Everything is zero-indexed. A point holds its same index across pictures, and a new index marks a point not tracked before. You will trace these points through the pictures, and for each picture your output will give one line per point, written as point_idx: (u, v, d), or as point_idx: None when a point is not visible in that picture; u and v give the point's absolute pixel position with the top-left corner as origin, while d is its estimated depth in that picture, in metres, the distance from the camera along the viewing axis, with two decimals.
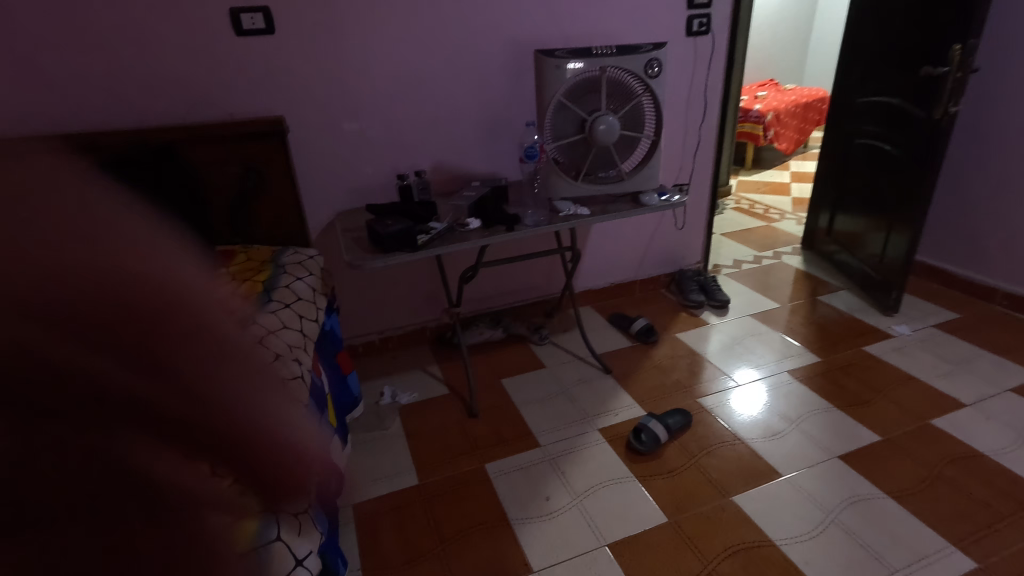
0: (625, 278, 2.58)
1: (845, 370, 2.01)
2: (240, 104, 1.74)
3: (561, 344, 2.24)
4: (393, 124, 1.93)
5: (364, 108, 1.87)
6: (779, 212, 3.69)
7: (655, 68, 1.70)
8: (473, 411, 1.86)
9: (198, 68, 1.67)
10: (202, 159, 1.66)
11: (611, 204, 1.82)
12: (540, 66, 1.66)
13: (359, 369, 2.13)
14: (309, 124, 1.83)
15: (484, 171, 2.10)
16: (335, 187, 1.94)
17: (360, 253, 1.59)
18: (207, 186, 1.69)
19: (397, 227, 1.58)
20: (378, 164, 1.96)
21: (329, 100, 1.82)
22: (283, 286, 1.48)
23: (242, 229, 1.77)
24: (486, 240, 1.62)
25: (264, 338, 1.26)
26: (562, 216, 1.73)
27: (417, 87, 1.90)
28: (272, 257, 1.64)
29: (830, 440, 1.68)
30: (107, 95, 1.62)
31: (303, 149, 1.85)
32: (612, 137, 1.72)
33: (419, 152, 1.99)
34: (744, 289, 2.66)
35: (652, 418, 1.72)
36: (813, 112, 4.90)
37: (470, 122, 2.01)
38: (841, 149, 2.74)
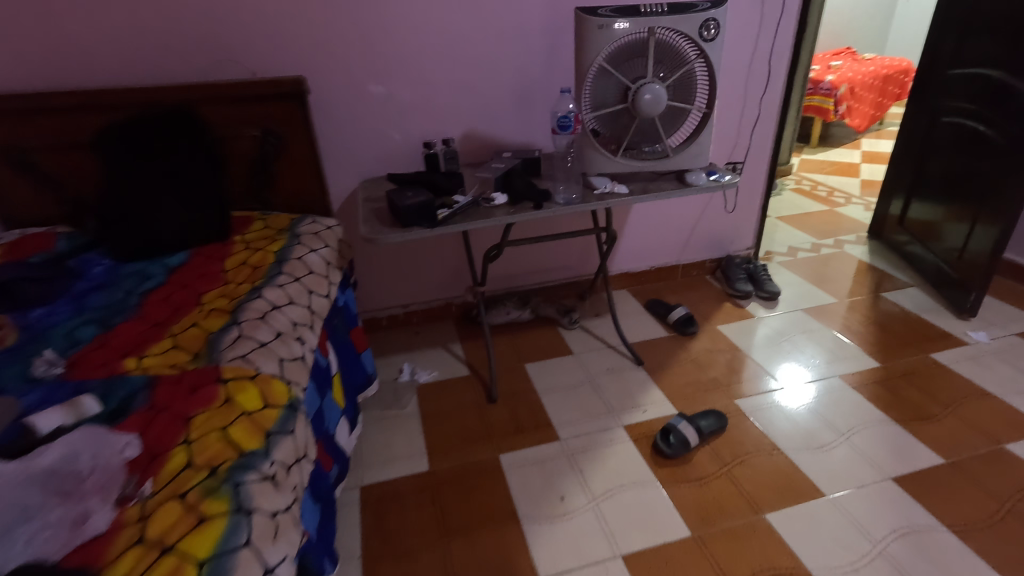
0: (667, 262, 2.41)
1: (907, 379, 1.80)
2: (262, 62, 1.66)
3: (592, 329, 2.11)
4: (422, 88, 1.81)
5: (391, 70, 1.76)
6: (844, 195, 3.38)
7: (712, 29, 1.49)
8: (492, 396, 1.77)
9: (220, 22, 1.59)
10: (220, 121, 1.60)
11: (653, 183, 1.66)
12: (580, 26, 1.49)
13: (381, 343, 2.08)
14: (334, 85, 1.74)
15: (517, 142, 1.96)
16: (359, 154, 1.85)
17: (377, 227, 1.49)
18: (226, 149, 1.63)
19: (416, 200, 1.47)
20: (406, 131, 1.85)
21: (355, 60, 1.72)
22: (294, 259, 1.41)
23: (262, 193, 1.70)
24: (511, 217, 1.50)
25: (268, 314, 1.20)
26: (597, 194, 1.58)
27: (449, 47, 1.77)
28: (289, 226, 1.57)
29: (883, 457, 1.51)
30: (127, 50, 1.56)
31: (327, 112, 1.76)
32: (658, 108, 1.54)
33: (448, 119, 1.87)
34: (798, 279, 2.44)
35: (682, 419, 1.60)
36: (892, 85, 4.49)
37: (504, 88, 1.87)
38: (926, 127, 2.42)
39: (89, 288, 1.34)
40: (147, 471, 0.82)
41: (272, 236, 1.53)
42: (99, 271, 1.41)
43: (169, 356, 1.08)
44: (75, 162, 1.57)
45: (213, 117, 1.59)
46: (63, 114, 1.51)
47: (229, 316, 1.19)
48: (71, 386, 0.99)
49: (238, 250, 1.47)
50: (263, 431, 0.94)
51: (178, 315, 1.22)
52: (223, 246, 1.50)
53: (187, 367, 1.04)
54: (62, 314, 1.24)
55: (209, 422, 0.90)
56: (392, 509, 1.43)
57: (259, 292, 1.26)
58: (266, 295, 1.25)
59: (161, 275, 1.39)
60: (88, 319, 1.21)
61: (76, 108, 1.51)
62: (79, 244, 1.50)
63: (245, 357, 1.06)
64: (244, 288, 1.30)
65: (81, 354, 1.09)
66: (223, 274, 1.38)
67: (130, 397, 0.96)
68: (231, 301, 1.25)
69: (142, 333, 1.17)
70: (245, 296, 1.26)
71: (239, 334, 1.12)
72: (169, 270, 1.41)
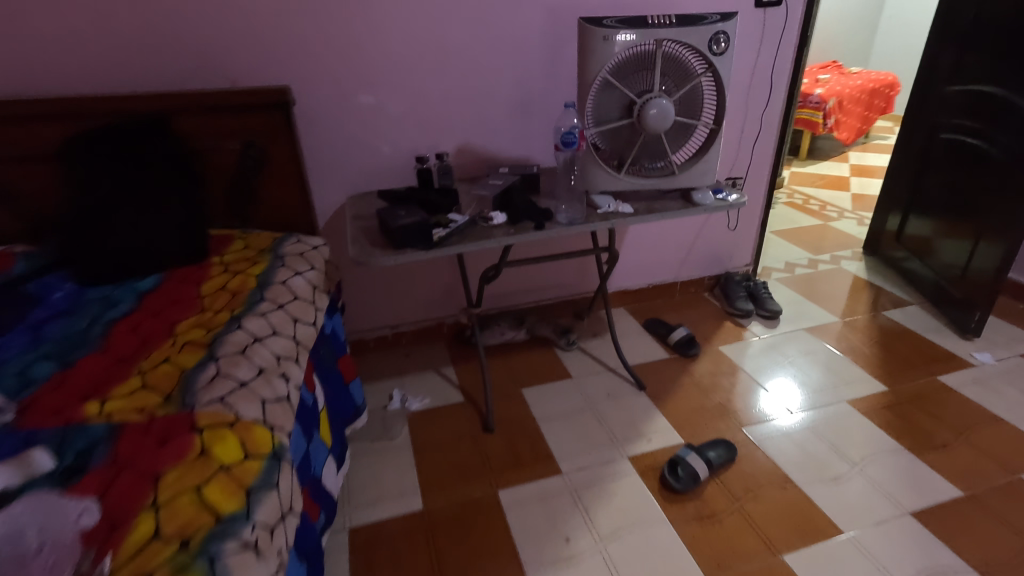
0: (665, 279, 2.34)
1: (917, 405, 1.75)
2: (243, 70, 1.55)
3: (590, 351, 2.03)
4: (415, 100, 1.72)
5: (382, 79, 1.66)
6: (836, 209, 3.37)
7: (721, 43, 1.42)
8: (489, 425, 1.67)
9: (197, 27, 1.48)
10: (197, 133, 1.48)
11: (659, 202, 1.58)
12: (584, 37, 1.41)
13: (368, 366, 1.97)
14: (321, 95, 1.64)
15: (513, 156, 1.88)
16: (348, 168, 1.75)
17: (367, 248, 1.39)
18: (203, 163, 1.51)
19: (410, 219, 1.38)
20: (397, 143, 1.76)
21: (343, 68, 1.62)
22: (277, 283, 1.31)
23: (242, 210, 1.58)
24: (511, 238, 1.41)
25: (249, 348, 1.09)
26: (601, 214, 1.50)
27: (443, 56, 1.68)
28: (272, 246, 1.47)
29: (900, 491, 1.45)
30: (96, 55, 1.45)
31: (313, 123, 1.66)
32: (665, 124, 1.47)
33: (442, 132, 1.78)
34: (797, 297, 2.40)
35: (691, 450, 1.52)
36: (878, 98, 4.52)
37: (501, 99, 1.78)
38: (924, 143, 2.40)
39: (48, 317, 1.22)
40: (106, 545, 0.71)
41: (253, 258, 1.42)
42: (60, 298, 1.28)
43: (136, 399, 0.97)
44: (36, 176, 1.44)
45: (188, 128, 1.47)
46: (22, 124, 1.38)
47: (205, 351, 1.08)
48: (21, 437, 0.87)
49: (215, 273, 1.36)
50: (243, 488, 0.83)
51: (148, 349, 1.11)
52: (199, 268, 1.38)
53: (157, 413, 0.93)
54: (15, 347, 1.12)
55: (181, 481, 0.80)
56: (384, 554, 1.32)
57: (239, 322, 1.16)
58: (247, 327, 1.15)
59: (129, 301, 1.27)
60: (45, 355, 1.09)
61: (38, 118, 1.39)
62: (39, 266, 1.37)
63: (223, 400, 0.95)
64: (222, 317, 1.19)
65: (35, 397, 0.97)
66: (200, 301, 1.27)
67: (89, 451, 0.85)
68: (208, 332, 1.14)
69: (106, 370, 1.05)
70: (223, 326, 1.15)
71: (216, 373, 1.01)
72: (139, 295, 1.29)
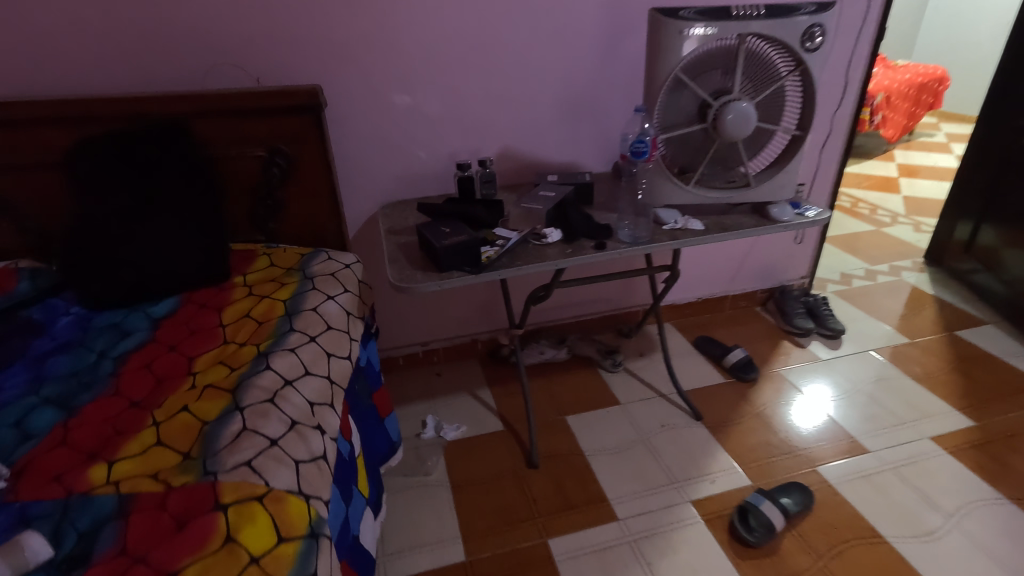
0: (715, 293, 2.16)
1: (1011, 443, 1.57)
2: (267, 67, 1.40)
3: (638, 374, 1.87)
4: (455, 101, 1.55)
5: (419, 77, 1.50)
6: (889, 213, 3.15)
7: (816, 38, 1.24)
8: (533, 460, 1.52)
9: (217, 20, 1.33)
10: (216, 138, 1.32)
11: (730, 217, 1.40)
12: (657, 30, 1.23)
13: (398, 387, 1.82)
14: (354, 96, 1.48)
15: (558, 161, 1.71)
16: (381, 175, 1.59)
17: (408, 270, 1.24)
18: (224, 172, 1.35)
19: (457, 238, 1.22)
20: (434, 148, 1.60)
21: (377, 65, 1.46)
22: (308, 310, 1.16)
23: (267, 223, 1.41)
24: (570, 260, 1.24)
25: (279, 394, 0.94)
26: (668, 232, 1.33)
27: (486, 52, 1.51)
28: (300, 266, 1.32)
29: (1006, 551, 1.29)
30: (106, 52, 1.30)
31: (343, 125, 1.51)
32: (745, 130, 1.29)
33: (483, 135, 1.62)
34: (859, 314, 2.21)
35: (764, 497, 1.35)
36: (926, 93, 4.27)
37: (547, 99, 1.62)
38: (1002, 146, 2.18)
39: (52, 348, 1.08)
40: None
41: (281, 278, 1.28)
42: (65, 325, 1.15)
43: (150, 459, 0.83)
44: (41, 186, 1.30)
45: (208, 133, 1.31)
46: (23, 129, 1.24)
47: (229, 397, 0.93)
48: (15, 510, 0.74)
49: (238, 296, 1.22)
50: None
51: (164, 392, 0.97)
52: (220, 290, 1.24)
53: (173, 480, 0.78)
54: (13, 388, 0.98)
55: None
56: None
57: (267, 360, 1.01)
58: (275, 366, 1.00)
59: (143, 330, 1.13)
60: (46, 399, 0.96)
61: (42, 123, 1.24)
62: (44, 287, 1.23)
63: (252, 464, 0.81)
64: (247, 353, 1.05)
65: (32, 454, 0.84)
66: (221, 330, 1.13)
67: (95, 534, 0.71)
68: (232, 371, 1.00)
69: (116, 418, 0.91)
70: (249, 364, 1.01)
71: (242, 428, 0.87)
72: (153, 323, 1.16)
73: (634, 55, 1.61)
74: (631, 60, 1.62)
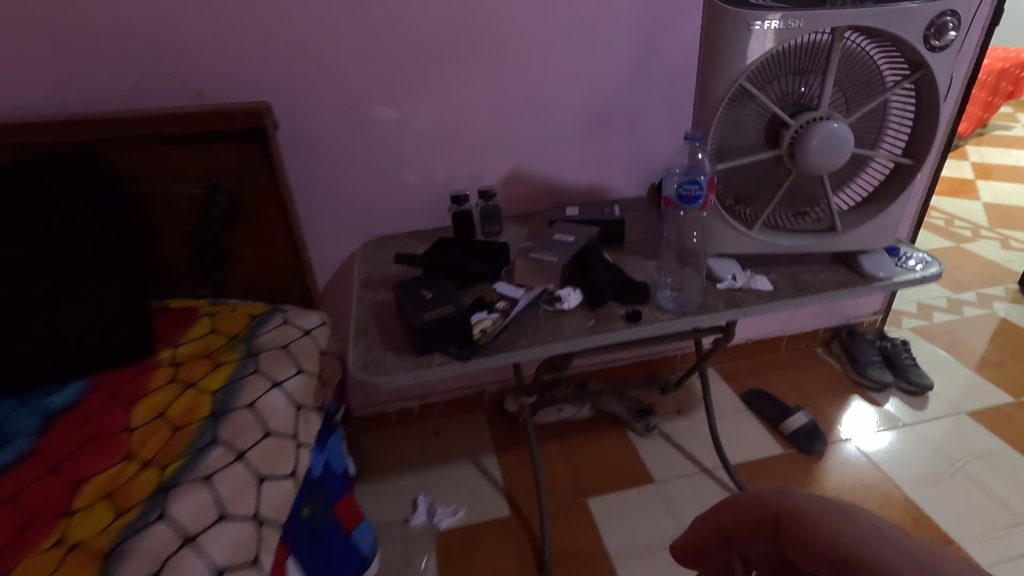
0: (770, 333, 1.81)
1: None
2: (212, 76, 1.10)
3: (675, 438, 1.56)
4: (450, 117, 1.24)
5: (405, 86, 1.19)
6: (968, 224, 2.71)
7: (947, 32, 0.88)
8: (546, 566, 1.23)
9: (144, 16, 1.04)
10: (140, 171, 1.02)
11: (808, 270, 1.06)
12: (714, 25, 0.89)
13: (389, 450, 1.55)
14: (322, 113, 1.18)
15: (579, 185, 1.39)
16: (360, 206, 1.30)
17: (376, 350, 0.93)
18: (153, 213, 1.06)
19: (442, 311, 0.91)
20: (426, 172, 1.29)
21: (352, 72, 1.15)
22: (240, 409, 0.88)
23: (213, 273, 1.12)
24: (594, 339, 0.92)
25: (169, 565, 0.69)
26: (725, 294, 1.00)
27: (493, 52, 1.19)
28: (246, 334, 1.04)
29: None
30: (4, 62, 1.03)
31: (312, 147, 1.21)
32: (835, 161, 0.95)
33: (487, 154, 1.30)
34: (945, 358, 1.83)
35: None
36: (1006, 80, 3.74)
37: (566, 110, 1.29)
38: None
39: None
40: None
41: (219, 353, 0.99)
42: None
43: None
44: None
45: (134, 165, 1.02)
46: None
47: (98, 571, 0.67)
48: None
49: (158, 382, 0.94)
50: None
51: (17, 549, 0.70)
52: (139, 370, 0.96)
53: None
54: None
55: None
56: None
57: (165, 502, 0.74)
58: (175, 513, 0.73)
59: (27, 431, 0.86)
60: None
61: None
62: None
63: None
64: (144, 483, 0.77)
65: None
66: (126, 435, 0.85)
67: None
68: (116, 520, 0.73)
69: None
70: (142, 508, 0.74)
71: None
72: (44, 418, 0.89)
73: (677, 52, 1.27)
74: (674, 59, 1.28)
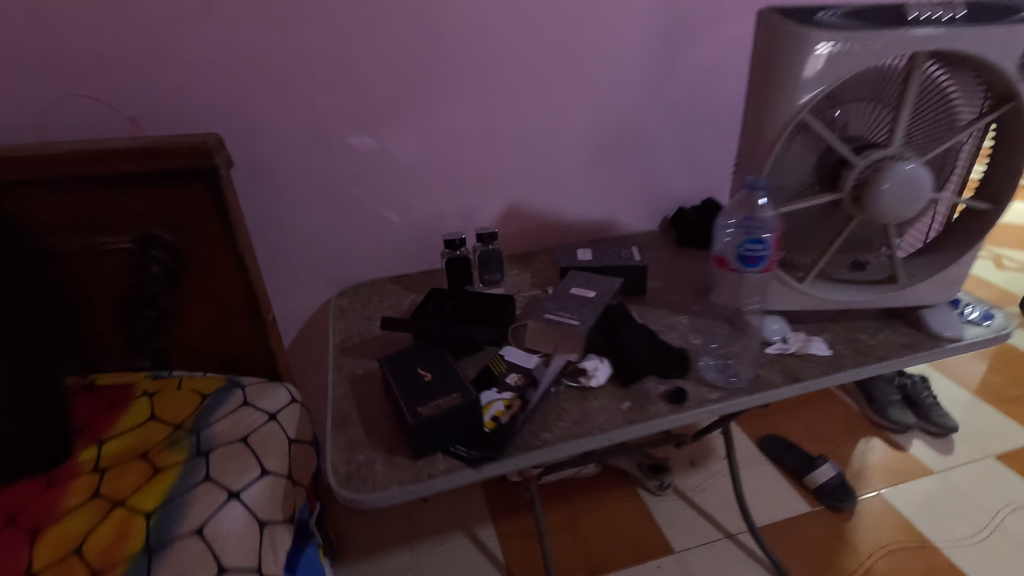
0: None
1: None
2: (150, 100, 0.90)
3: (693, 497, 1.40)
4: (440, 146, 1.06)
5: (387, 111, 1.00)
6: None
7: None
8: None
9: (59, 27, 0.83)
10: (51, 221, 0.80)
11: (865, 329, 0.92)
12: (772, 46, 0.75)
13: (372, 522, 1.34)
14: (286, 143, 0.98)
15: (587, 220, 1.22)
16: (334, 249, 1.10)
17: (361, 449, 0.73)
18: (72, 272, 0.84)
19: (444, 403, 0.71)
20: (413, 209, 1.10)
21: (324, 94, 0.96)
22: (183, 542, 0.68)
23: (152, 342, 0.90)
24: (634, 430, 0.75)
25: None
26: (778, 363, 0.85)
27: (490, 71, 1.02)
28: (195, 423, 0.83)
29: None
30: None
31: (274, 183, 1.01)
32: (908, 209, 0.80)
33: (483, 188, 1.12)
34: (963, 392, 1.73)
35: None
36: None
37: (574, 138, 1.12)
38: None
39: None
40: None
41: (156, 453, 0.78)
42: None
43: None
44: None
45: (45, 215, 0.80)
46: None
47: None
48: None
49: (74, 501, 0.72)
50: None
51: None
52: (51, 481, 0.75)
53: None
54: None
55: None
56: None
57: None
58: None
59: None
60: None
61: None
62: None
63: None
64: None
65: None
66: None
67: None
68: None
69: None
70: None
71: None
72: None
73: (697, 72, 1.12)
74: (693, 79, 1.13)
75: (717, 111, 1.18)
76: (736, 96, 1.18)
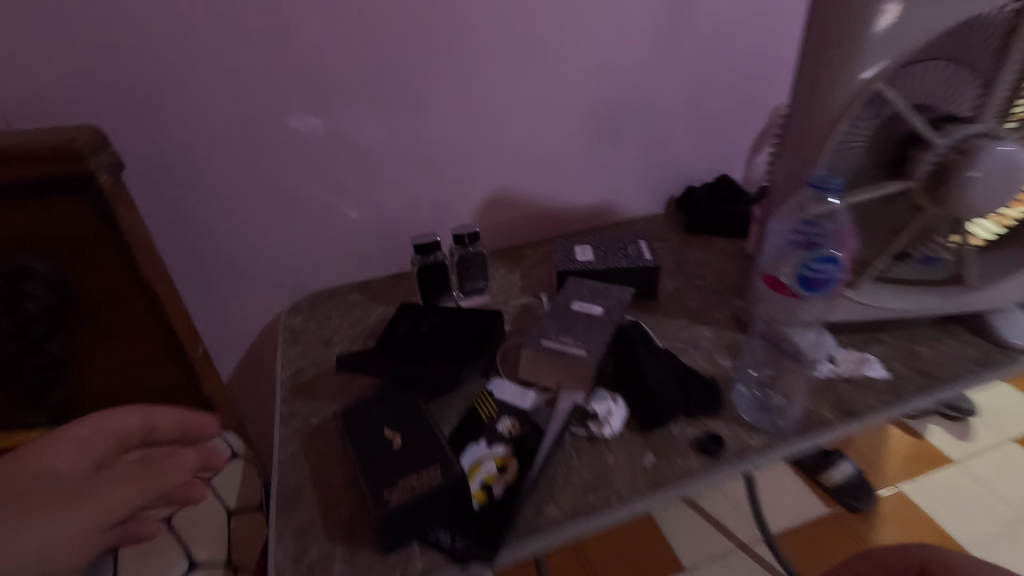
0: None
1: None
2: (11, 77, 0.67)
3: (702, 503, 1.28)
4: (402, 125, 0.85)
5: (331, 83, 0.79)
6: None
7: None
8: None
9: None
10: None
11: (922, 340, 0.77)
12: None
13: None
14: (204, 129, 0.77)
15: (583, 207, 1.04)
16: (279, 256, 0.90)
17: (315, 542, 0.57)
18: None
19: (419, 482, 0.55)
20: (374, 204, 0.90)
21: (248, 65, 0.75)
22: None
23: (47, 393, 0.71)
24: (662, 495, 0.59)
25: None
26: (826, 390, 0.70)
27: (462, 28, 0.80)
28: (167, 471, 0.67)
29: None
30: None
31: (195, 180, 0.80)
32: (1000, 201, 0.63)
33: (458, 175, 0.92)
34: None
35: None
36: None
37: (567, 109, 0.92)
38: None
39: None
40: None
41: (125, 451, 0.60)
42: None
43: None
44: None
45: None
46: None
47: None
48: None
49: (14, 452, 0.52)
50: None
51: None
52: None
53: None
54: None
55: None
56: None
57: None
58: None
59: None
60: None
61: None
62: None
63: None
64: None
65: None
66: None
67: None
68: None
69: None
70: None
71: None
72: None
73: (713, 24, 0.92)
74: (708, 33, 0.93)
75: (735, 72, 0.99)
76: (757, 53, 0.99)
